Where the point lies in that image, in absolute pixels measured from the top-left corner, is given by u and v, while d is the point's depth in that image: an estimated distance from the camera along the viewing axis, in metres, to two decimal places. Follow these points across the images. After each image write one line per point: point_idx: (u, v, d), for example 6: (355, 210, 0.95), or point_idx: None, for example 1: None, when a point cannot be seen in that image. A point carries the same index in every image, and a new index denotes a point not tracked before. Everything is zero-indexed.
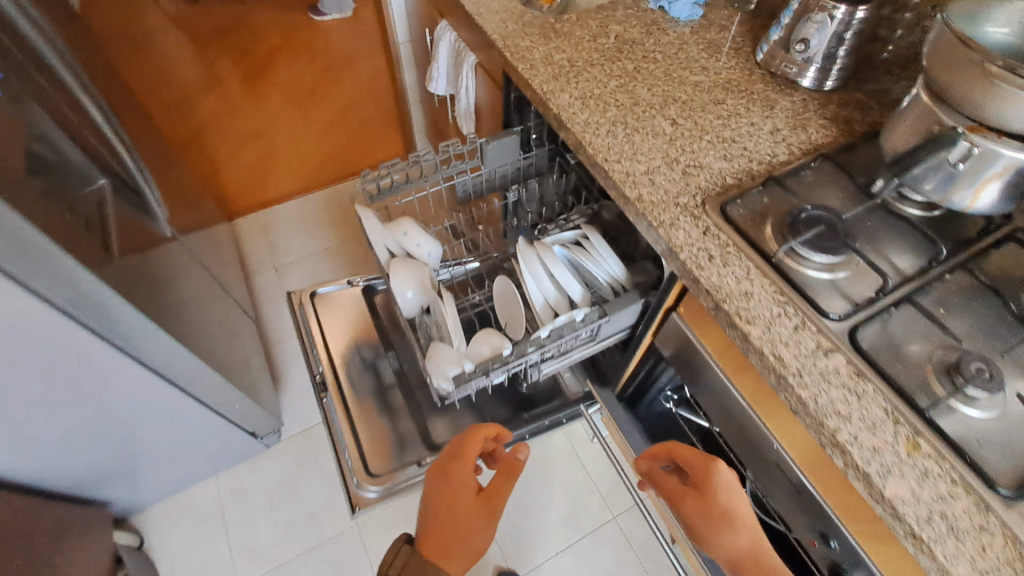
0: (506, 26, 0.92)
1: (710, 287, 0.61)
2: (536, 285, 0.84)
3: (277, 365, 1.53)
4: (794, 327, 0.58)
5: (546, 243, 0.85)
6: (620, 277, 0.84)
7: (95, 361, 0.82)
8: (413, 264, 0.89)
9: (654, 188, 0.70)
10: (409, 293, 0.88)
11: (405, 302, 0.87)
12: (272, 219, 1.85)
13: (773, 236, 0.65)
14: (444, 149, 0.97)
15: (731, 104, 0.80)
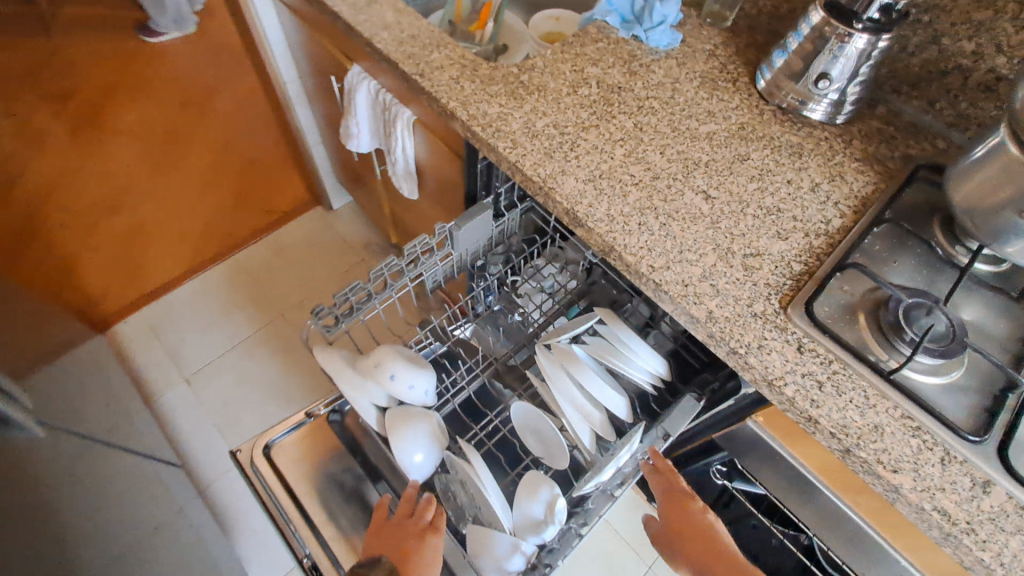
0: (462, 88, 0.72)
1: (836, 429, 0.51)
2: (571, 412, 0.67)
3: (225, 503, 1.25)
4: (941, 463, 0.50)
5: (572, 356, 0.67)
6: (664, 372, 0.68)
7: None
8: (412, 417, 0.70)
9: (721, 298, 0.57)
10: (416, 456, 0.68)
11: (414, 468, 0.68)
12: (163, 315, 1.49)
13: (873, 336, 0.55)
14: (410, 248, 0.71)
15: (758, 158, 0.68)
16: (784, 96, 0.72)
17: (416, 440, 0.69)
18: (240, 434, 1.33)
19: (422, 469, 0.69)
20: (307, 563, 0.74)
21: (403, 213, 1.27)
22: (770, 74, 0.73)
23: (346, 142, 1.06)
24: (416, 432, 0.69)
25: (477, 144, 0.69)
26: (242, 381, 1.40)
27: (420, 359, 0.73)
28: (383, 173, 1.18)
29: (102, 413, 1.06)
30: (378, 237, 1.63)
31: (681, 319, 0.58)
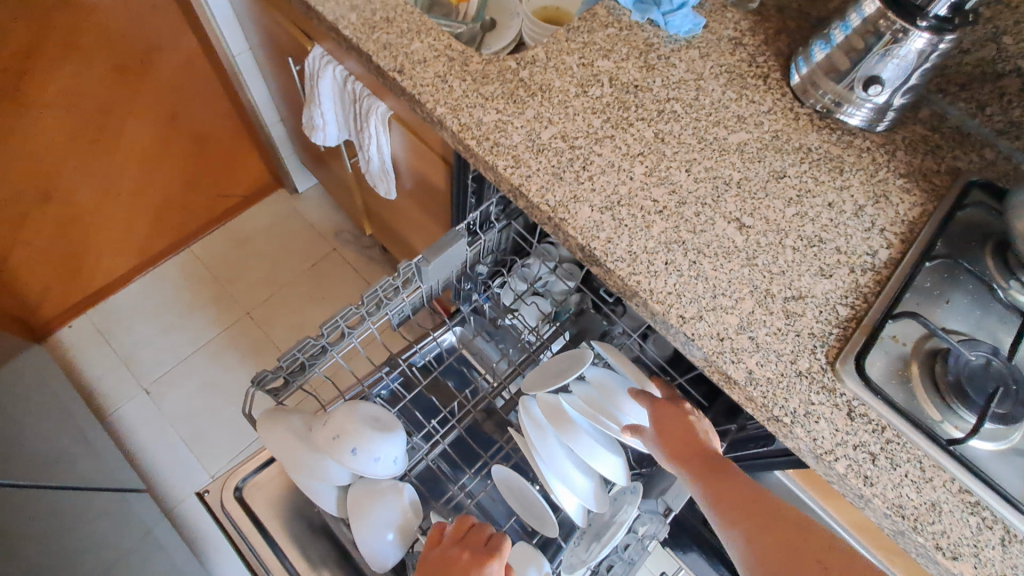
0: (451, 90, 0.60)
1: (892, 508, 0.45)
2: (558, 480, 0.60)
3: (197, 521, 1.17)
4: (1002, 545, 0.44)
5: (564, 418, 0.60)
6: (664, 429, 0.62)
7: None
8: (381, 493, 0.65)
9: (761, 354, 0.50)
10: (390, 535, 0.63)
11: (386, 548, 0.63)
12: (114, 317, 1.35)
13: (928, 396, 0.49)
14: (371, 292, 0.66)
15: (795, 176, 0.59)
16: (819, 95, 0.63)
17: (386, 518, 0.63)
18: (210, 447, 1.24)
19: (393, 553, 0.64)
20: None
21: (378, 206, 1.14)
22: (806, 69, 0.63)
23: (312, 135, 0.93)
24: (387, 509, 0.64)
25: (472, 160, 0.59)
26: (207, 388, 1.29)
27: (388, 420, 0.66)
28: (355, 165, 1.05)
29: (51, 441, 0.96)
30: (351, 225, 1.49)
31: (713, 374, 0.51)
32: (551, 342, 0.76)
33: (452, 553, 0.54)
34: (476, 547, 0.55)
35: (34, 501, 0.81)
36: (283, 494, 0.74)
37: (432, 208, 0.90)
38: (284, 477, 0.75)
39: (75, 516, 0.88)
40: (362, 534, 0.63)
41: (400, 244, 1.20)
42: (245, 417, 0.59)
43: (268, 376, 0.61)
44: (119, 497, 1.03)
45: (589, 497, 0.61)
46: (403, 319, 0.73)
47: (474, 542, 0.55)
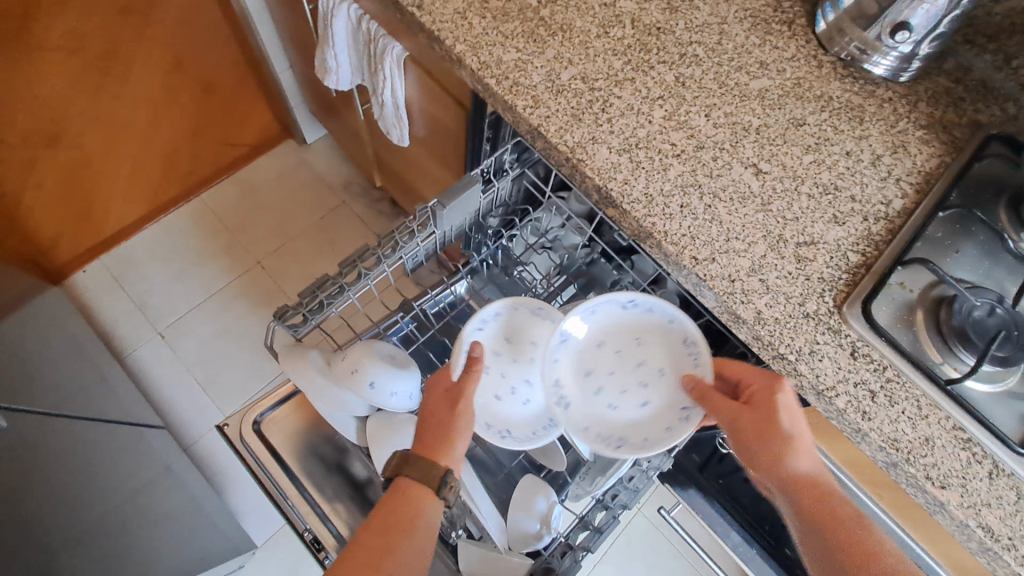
0: (469, 27, 0.60)
1: (886, 442, 0.48)
2: None
3: (213, 459, 1.24)
4: (988, 477, 0.47)
5: None
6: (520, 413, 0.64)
7: None
8: (396, 424, 0.68)
9: (770, 295, 0.51)
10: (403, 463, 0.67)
11: None
12: (128, 263, 1.39)
13: (930, 339, 0.50)
14: (389, 233, 0.67)
15: (815, 124, 0.59)
16: (845, 43, 0.61)
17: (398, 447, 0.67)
18: (224, 392, 1.28)
19: None
20: (307, 537, 0.70)
21: (388, 155, 1.13)
22: (833, 15, 0.62)
23: (325, 79, 0.92)
24: (400, 440, 0.67)
25: (491, 100, 0.59)
26: (221, 333, 1.32)
27: (402, 358, 0.69)
28: (367, 112, 1.05)
29: (72, 378, 0.99)
30: (360, 177, 1.49)
31: (723, 315, 0.53)
32: (561, 291, 0.80)
33: (428, 401, 0.58)
34: (449, 388, 0.58)
35: (64, 428, 0.85)
36: (300, 429, 0.77)
37: (445, 154, 0.90)
38: (300, 413, 0.78)
39: (104, 445, 0.93)
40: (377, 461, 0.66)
41: (409, 194, 1.20)
42: (268, 347, 0.62)
43: (290, 310, 0.64)
44: (140, 434, 1.07)
45: None
46: (417, 263, 0.75)
47: (442, 384, 0.59)
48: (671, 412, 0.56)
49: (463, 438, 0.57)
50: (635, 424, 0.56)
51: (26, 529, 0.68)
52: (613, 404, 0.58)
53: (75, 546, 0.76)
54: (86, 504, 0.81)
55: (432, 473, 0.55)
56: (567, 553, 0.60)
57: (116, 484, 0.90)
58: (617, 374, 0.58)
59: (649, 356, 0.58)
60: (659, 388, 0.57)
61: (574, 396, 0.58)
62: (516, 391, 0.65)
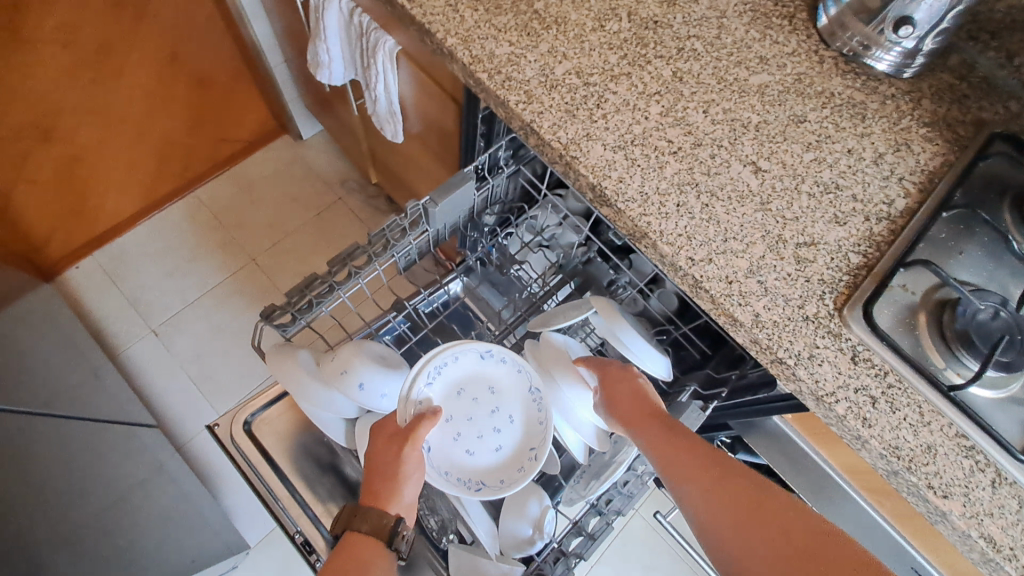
0: (462, 20, 0.59)
1: (886, 449, 0.46)
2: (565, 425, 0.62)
3: (207, 458, 1.23)
4: (991, 486, 0.46)
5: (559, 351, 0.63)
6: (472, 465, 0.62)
7: None
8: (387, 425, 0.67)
9: (769, 298, 0.50)
10: None
11: None
12: (120, 260, 1.38)
13: (932, 343, 0.49)
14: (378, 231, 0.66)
15: (816, 121, 0.58)
16: (847, 38, 0.60)
17: None
18: (218, 390, 1.27)
19: None
20: (297, 540, 0.69)
21: (383, 151, 1.12)
22: (835, 9, 0.60)
23: (318, 74, 0.91)
24: None
25: (483, 95, 0.58)
26: (215, 332, 1.31)
27: (393, 359, 0.68)
28: (361, 107, 1.03)
29: (63, 376, 0.98)
30: (356, 174, 1.48)
31: (719, 318, 0.51)
32: (557, 290, 0.78)
33: (374, 445, 0.57)
34: (394, 432, 0.57)
35: (55, 427, 0.85)
36: (290, 431, 0.76)
37: (440, 151, 0.88)
38: (291, 414, 0.77)
39: (95, 444, 0.92)
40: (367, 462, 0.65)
41: (405, 191, 1.19)
42: (254, 347, 0.61)
43: (276, 310, 0.63)
44: (132, 433, 1.06)
45: (595, 441, 0.62)
46: (409, 262, 0.73)
47: (389, 429, 0.58)
48: (521, 453, 0.63)
49: (411, 484, 0.55)
50: (491, 468, 0.62)
51: (12, 531, 0.67)
52: (470, 450, 0.63)
53: (64, 548, 0.74)
54: (76, 505, 0.81)
55: (382, 522, 0.52)
56: (560, 560, 0.60)
57: (106, 483, 0.89)
58: (475, 421, 0.64)
59: (502, 403, 0.64)
60: (512, 433, 0.64)
61: (434, 443, 0.62)
62: (462, 437, 0.63)
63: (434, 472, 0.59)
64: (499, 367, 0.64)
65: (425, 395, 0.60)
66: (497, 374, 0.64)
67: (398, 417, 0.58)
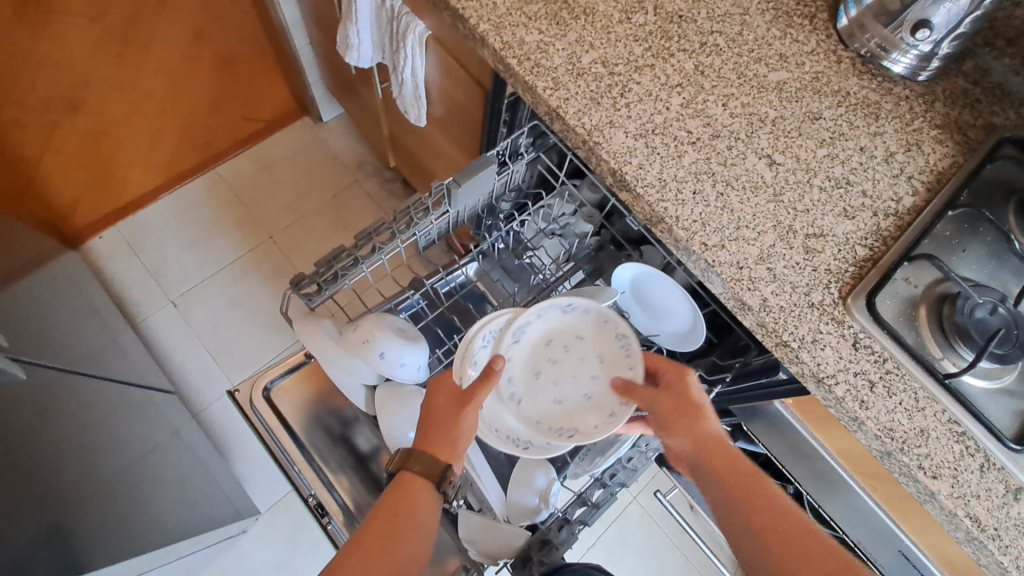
0: (494, 6, 0.61)
1: (881, 431, 0.49)
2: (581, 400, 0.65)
3: (220, 427, 1.26)
4: (979, 470, 0.48)
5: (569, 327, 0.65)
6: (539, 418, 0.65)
7: None
8: (405, 393, 0.70)
9: (777, 284, 0.52)
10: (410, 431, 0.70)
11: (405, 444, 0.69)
12: (140, 231, 1.40)
13: (931, 333, 0.51)
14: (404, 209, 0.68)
15: (831, 118, 0.60)
16: (865, 39, 0.62)
17: (406, 416, 0.70)
18: (233, 362, 1.30)
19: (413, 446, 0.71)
20: (311, 502, 0.72)
21: (404, 135, 1.14)
22: (855, 11, 0.62)
23: (345, 55, 0.93)
24: (408, 409, 0.70)
25: (511, 80, 0.60)
26: (232, 305, 1.35)
27: (412, 332, 0.71)
28: (386, 90, 1.05)
29: (87, 338, 1.02)
30: (374, 157, 1.50)
31: (728, 302, 0.54)
32: (570, 276, 0.81)
33: (434, 398, 0.59)
34: (454, 389, 0.59)
35: (82, 385, 0.88)
36: (309, 399, 0.79)
37: (462, 135, 0.91)
38: (308, 383, 0.80)
39: (117, 405, 0.96)
40: (387, 425, 0.69)
41: (423, 176, 1.21)
42: (282, 312, 0.64)
43: (303, 279, 0.66)
44: (150, 397, 1.09)
45: None
46: (429, 241, 0.76)
47: (449, 386, 0.59)
48: (581, 403, 0.65)
49: (465, 439, 0.58)
50: (552, 419, 0.64)
51: (41, 478, 0.70)
52: (529, 403, 0.65)
53: (85, 499, 0.77)
54: (101, 460, 0.84)
55: (435, 468, 0.56)
56: (565, 526, 0.62)
57: (125, 444, 0.92)
58: (531, 376, 0.66)
59: (562, 355, 0.66)
60: (566, 384, 0.65)
61: (489, 406, 0.65)
62: (524, 393, 0.65)
63: (490, 432, 0.63)
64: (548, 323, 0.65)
65: (482, 355, 0.63)
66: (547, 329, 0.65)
67: (456, 376, 0.61)
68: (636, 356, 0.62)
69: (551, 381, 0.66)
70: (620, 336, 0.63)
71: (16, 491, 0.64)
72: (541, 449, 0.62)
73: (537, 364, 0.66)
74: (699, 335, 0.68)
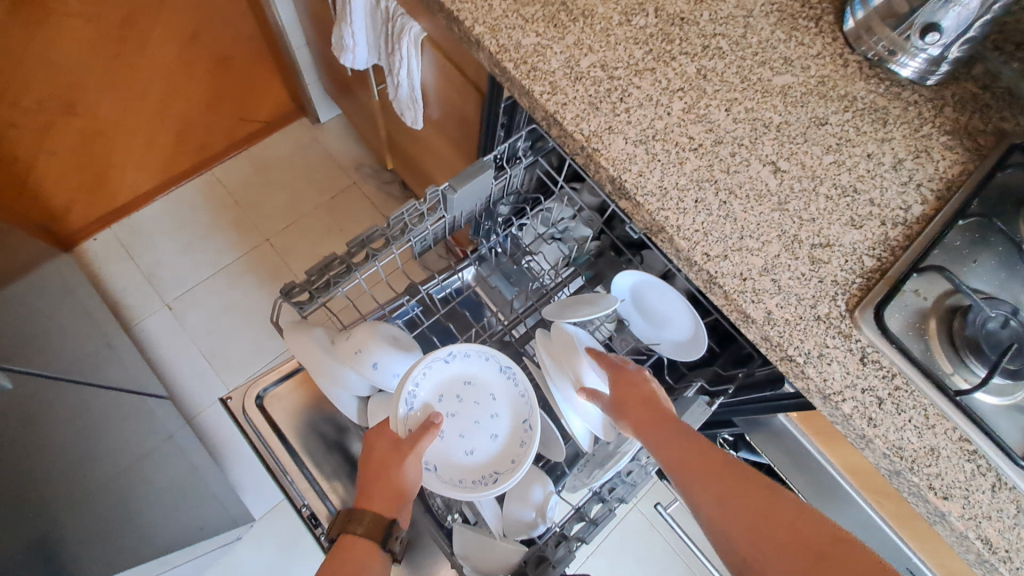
0: (491, 8, 0.59)
1: (890, 450, 0.47)
2: (574, 415, 0.61)
3: (216, 433, 1.25)
4: (991, 490, 0.46)
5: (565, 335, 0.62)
6: (483, 454, 0.63)
7: None
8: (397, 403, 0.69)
9: (782, 296, 0.51)
10: None
11: None
12: (137, 235, 1.41)
13: (942, 348, 0.50)
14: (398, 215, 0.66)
15: (837, 124, 0.58)
16: (873, 42, 0.60)
17: None
18: (229, 366, 1.29)
19: None
20: (304, 513, 0.71)
21: (401, 138, 1.13)
22: (862, 13, 0.60)
23: (340, 56, 0.91)
24: None
25: (508, 84, 0.59)
26: (228, 309, 1.33)
27: (406, 341, 0.69)
28: (382, 92, 1.03)
29: (79, 344, 1.00)
30: (371, 159, 1.49)
31: (731, 314, 0.52)
32: (569, 282, 0.79)
33: (371, 453, 0.56)
34: (393, 439, 0.57)
35: (73, 392, 0.87)
36: (301, 409, 0.77)
37: (459, 139, 0.89)
38: (301, 392, 0.78)
39: (109, 412, 0.95)
40: None
41: (421, 179, 1.20)
42: (273, 321, 0.62)
43: (294, 287, 0.64)
44: (143, 403, 1.08)
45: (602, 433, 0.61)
46: (424, 247, 0.74)
47: (388, 439, 0.57)
48: (516, 428, 0.63)
49: (409, 491, 0.55)
50: (496, 457, 0.62)
51: (29, 489, 0.68)
52: (469, 449, 0.63)
53: (75, 509, 0.76)
54: (93, 468, 0.83)
55: (379, 526, 0.54)
56: (562, 543, 0.59)
57: (117, 452, 0.90)
58: (463, 419, 0.64)
59: (478, 394, 0.64)
60: (499, 415, 0.64)
61: (434, 460, 0.62)
62: (463, 435, 0.63)
63: (444, 484, 0.60)
64: (463, 361, 0.64)
65: (413, 408, 0.60)
66: (465, 368, 0.64)
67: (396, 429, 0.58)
68: (523, 381, 0.63)
69: (461, 430, 0.63)
70: (504, 366, 0.64)
71: (2, 503, 0.63)
72: (508, 475, 0.59)
73: (467, 403, 0.64)
74: (702, 343, 0.66)
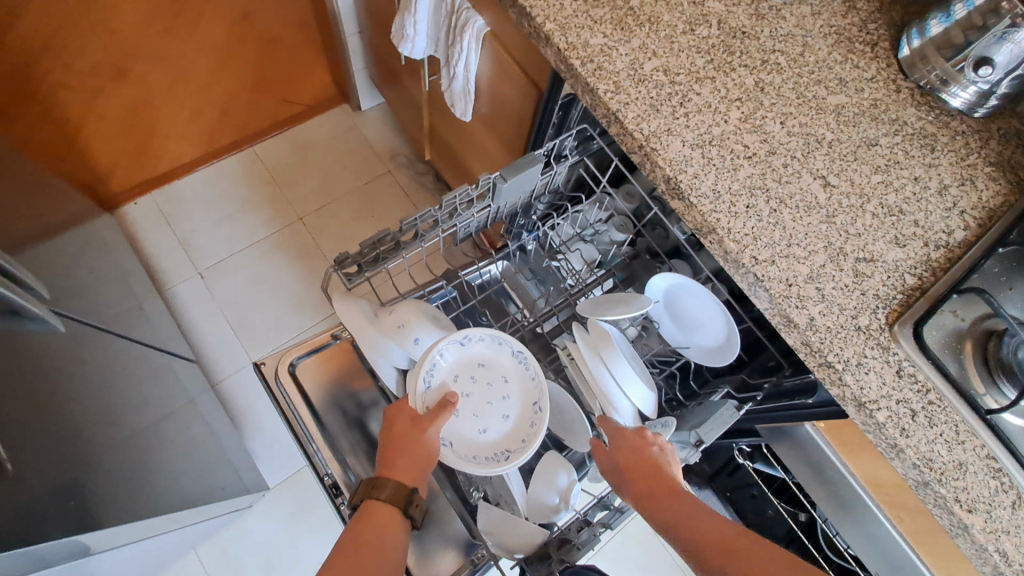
0: (561, 7, 0.62)
1: (920, 461, 0.48)
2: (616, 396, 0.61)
3: (234, 401, 1.27)
4: (1013, 507, 0.48)
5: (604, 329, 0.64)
6: (499, 432, 0.65)
7: (38, 558, 0.61)
8: None
9: (825, 304, 0.53)
10: None
11: None
12: (177, 202, 1.42)
13: (975, 368, 0.51)
14: (451, 199, 0.68)
15: (887, 146, 0.60)
16: (927, 71, 0.61)
17: None
18: (253, 338, 1.31)
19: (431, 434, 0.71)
20: (327, 482, 0.72)
21: (444, 130, 1.16)
22: (919, 42, 0.61)
23: (397, 45, 0.94)
24: None
25: (572, 80, 0.61)
26: (257, 282, 1.36)
27: (444, 322, 0.72)
28: (433, 84, 1.06)
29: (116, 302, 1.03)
30: (407, 149, 1.52)
31: (774, 317, 0.54)
32: (601, 281, 0.80)
33: (392, 426, 0.59)
34: (412, 416, 0.60)
35: (109, 344, 0.90)
36: (334, 380, 0.79)
37: (506, 134, 0.92)
38: (335, 364, 0.80)
39: (141, 370, 0.97)
40: None
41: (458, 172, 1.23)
42: (324, 289, 0.65)
43: (345, 259, 0.67)
44: (171, 364, 1.10)
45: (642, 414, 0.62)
46: (467, 231, 0.76)
47: (408, 413, 0.60)
48: (527, 410, 0.65)
49: (429, 462, 0.58)
50: (508, 435, 0.65)
51: (69, 435, 0.71)
52: (482, 427, 0.65)
53: (110, 455, 0.78)
54: (126, 419, 0.86)
55: (401, 492, 0.57)
56: (585, 528, 0.62)
57: (148, 406, 0.93)
58: (477, 400, 0.66)
59: (492, 375, 0.67)
60: (511, 397, 0.66)
61: (451, 437, 0.64)
62: (478, 415, 0.66)
63: (461, 458, 0.62)
64: (478, 344, 0.66)
65: (432, 384, 0.63)
66: (482, 350, 0.67)
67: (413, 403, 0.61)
68: (535, 366, 0.65)
69: (475, 410, 0.66)
70: (516, 352, 0.66)
71: (47, 443, 0.65)
72: (519, 454, 0.62)
73: (484, 382, 0.67)
74: (733, 349, 0.67)
